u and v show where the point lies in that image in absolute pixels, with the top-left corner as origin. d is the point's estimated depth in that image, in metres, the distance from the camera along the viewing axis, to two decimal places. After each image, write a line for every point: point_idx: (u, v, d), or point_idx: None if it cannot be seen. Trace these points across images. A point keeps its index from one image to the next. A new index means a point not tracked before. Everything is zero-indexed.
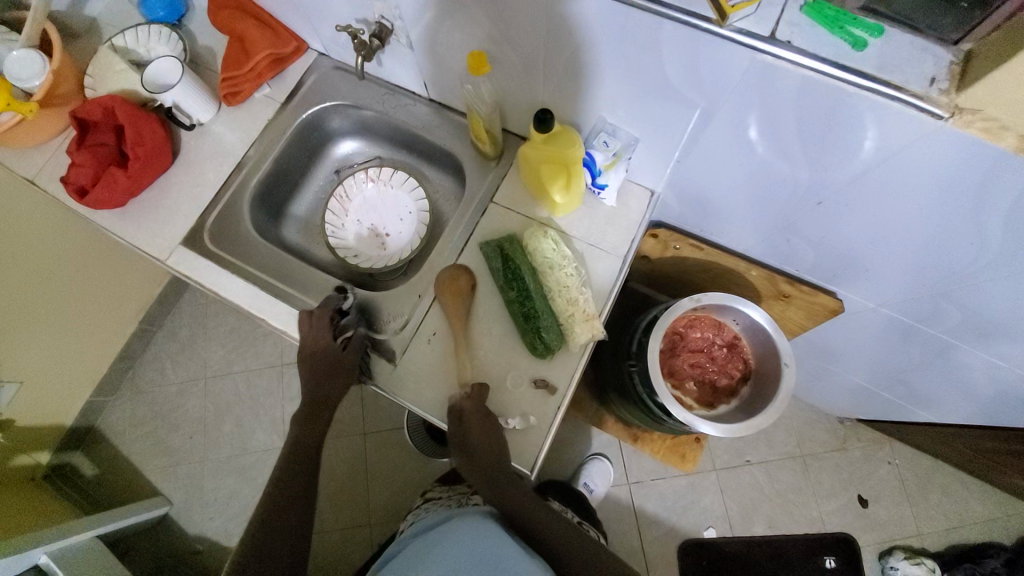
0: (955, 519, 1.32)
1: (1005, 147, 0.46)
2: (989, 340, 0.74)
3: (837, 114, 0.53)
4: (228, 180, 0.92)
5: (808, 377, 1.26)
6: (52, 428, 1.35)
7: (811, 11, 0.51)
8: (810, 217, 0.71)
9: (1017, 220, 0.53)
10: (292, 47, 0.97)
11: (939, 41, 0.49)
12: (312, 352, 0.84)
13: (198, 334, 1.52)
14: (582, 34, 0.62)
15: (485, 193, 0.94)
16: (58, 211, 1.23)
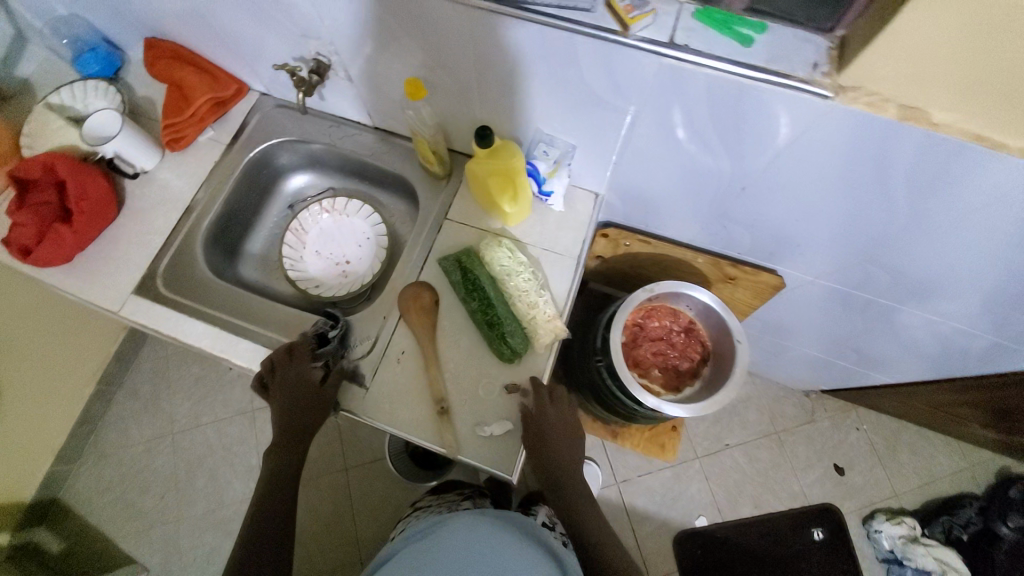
0: (904, 466, 1.49)
1: (890, 118, 0.50)
2: (914, 295, 0.80)
3: (743, 106, 0.55)
4: (177, 226, 0.87)
5: (769, 355, 1.33)
6: (12, 505, 1.30)
7: (702, 16, 0.53)
8: (738, 204, 0.73)
9: (917, 184, 0.57)
10: (233, 89, 0.93)
11: (818, 30, 0.51)
12: (288, 386, 0.73)
13: (161, 389, 1.50)
14: (495, 54, 0.63)
15: (438, 212, 0.86)
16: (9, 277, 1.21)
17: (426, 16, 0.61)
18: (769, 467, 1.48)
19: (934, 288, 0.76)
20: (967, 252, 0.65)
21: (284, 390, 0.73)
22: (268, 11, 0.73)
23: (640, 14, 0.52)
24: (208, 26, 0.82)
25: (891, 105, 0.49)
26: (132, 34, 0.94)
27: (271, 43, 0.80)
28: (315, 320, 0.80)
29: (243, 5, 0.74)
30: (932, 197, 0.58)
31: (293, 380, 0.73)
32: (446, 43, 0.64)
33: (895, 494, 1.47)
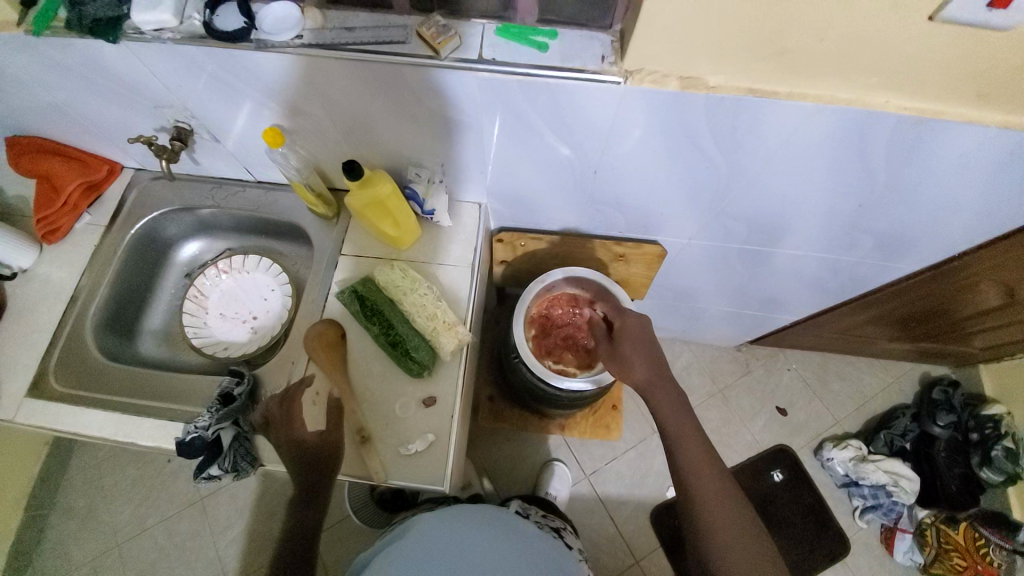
0: (838, 393, 1.60)
1: (674, 89, 0.58)
2: (772, 235, 0.90)
3: (559, 102, 0.63)
4: (64, 318, 0.85)
5: (691, 319, 1.42)
6: None
7: (501, 32, 0.61)
8: (598, 186, 0.81)
9: (721, 140, 0.66)
10: (105, 170, 0.93)
11: (601, 28, 0.60)
12: (285, 436, 0.72)
13: (97, 501, 1.40)
14: (339, 95, 0.68)
15: (331, 248, 0.88)
16: None
17: (265, 72, 0.66)
18: (721, 424, 1.56)
19: (784, 225, 0.87)
20: (789, 188, 0.76)
21: (287, 437, 0.72)
22: (118, 92, 0.75)
23: (445, 39, 0.59)
24: (65, 115, 0.82)
25: (672, 79, 0.58)
26: None
27: (131, 119, 0.82)
28: (220, 380, 0.80)
29: (91, 89, 0.75)
30: (738, 148, 0.67)
31: (292, 429, 0.72)
32: (293, 92, 0.69)
33: (836, 421, 1.57)
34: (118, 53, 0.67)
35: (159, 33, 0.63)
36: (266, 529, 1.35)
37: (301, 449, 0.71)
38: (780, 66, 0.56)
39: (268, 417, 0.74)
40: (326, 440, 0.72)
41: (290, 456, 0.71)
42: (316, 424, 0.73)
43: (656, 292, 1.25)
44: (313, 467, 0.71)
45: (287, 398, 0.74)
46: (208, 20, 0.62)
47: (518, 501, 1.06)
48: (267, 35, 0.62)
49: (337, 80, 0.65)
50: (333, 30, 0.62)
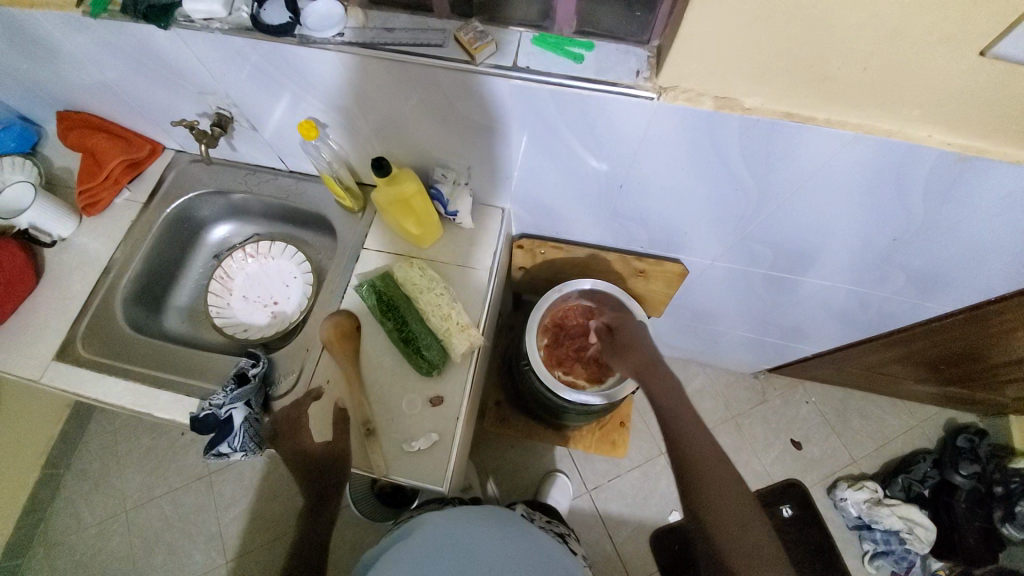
0: (856, 432, 1.55)
1: (708, 109, 0.58)
2: (799, 263, 0.88)
3: (589, 114, 0.63)
4: (96, 288, 0.88)
5: (709, 341, 1.39)
6: None
7: (538, 41, 0.61)
8: (623, 200, 0.80)
9: (752, 163, 0.65)
10: (147, 149, 0.96)
11: (639, 43, 0.60)
12: (294, 445, 0.75)
13: (110, 467, 1.44)
14: (374, 93, 0.69)
15: (355, 242, 0.90)
16: None
17: (305, 66, 0.67)
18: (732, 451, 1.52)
19: (811, 254, 0.85)
20: (820, 216, 0.74)
21: (296, 447, 0.75)
22: (166, 76, 0.78)
23: (481, 44, 0.59)
24: (115, 94, 0.86)
25: (706, 99, 0.58)
26: (43, 110, 0.96)
27: (175, 103, 0.85)
28: (237, 360, 0.82)
29: (142, 72, 0.78)
30: (770, 173, 0.66)
31: (300, 440, 0.75)
32: (330, 87, 0.71)
33: (853, 460, 1.52)
34: (169, 39, 0.69)
35: (208, 23, 0.66)
36: (268, 511, 1.38)
37: (308, 458, 0.74)
38: (819, 92, 0.55)
39: (278, 427, 0.77)
40: (332, 447, 0.73)
41: (298, 464, 0.74)
42: (322, 434, 0.76)
43: (674, 311, 1.24)
44: (319, 474, 0.72)
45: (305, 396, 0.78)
46: (256, 13, 0.64)
47: (523, 505, 1.07)
48: (310, 31, 0.63)
49: (373, 78, 0.66)
50: (374, 29, 0.63)
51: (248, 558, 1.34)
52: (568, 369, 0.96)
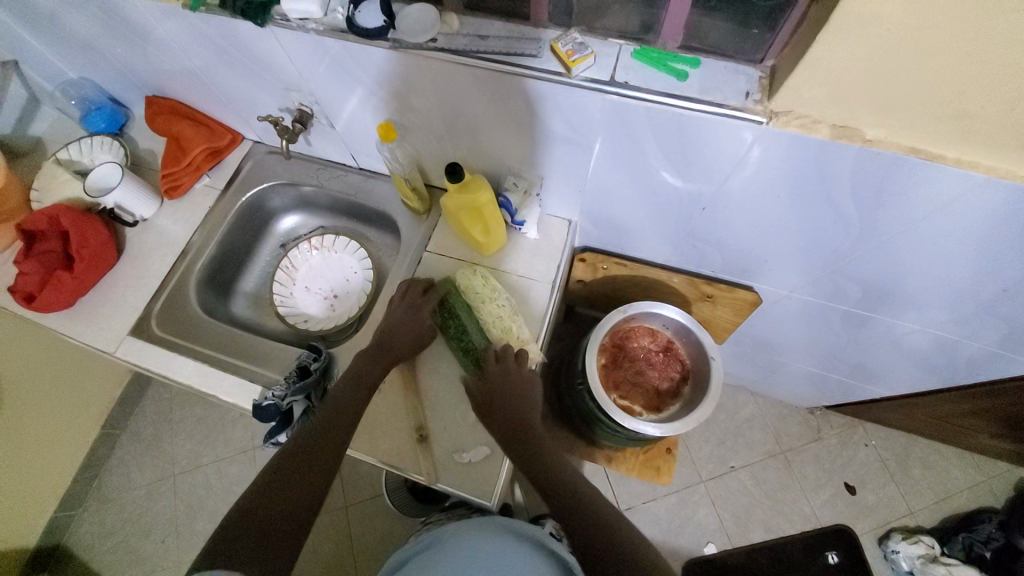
0: (917, 481, 1.44)
1: (823, 137, 0.53)
2: (887, 303, 0.81)
3: (685, 133, 0.59)
4: (173, 268, 0.92)
5: (765, 371, 1.33)
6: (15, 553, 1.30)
7: (639, 55, 0.58)
8: (702, 222, 0.77)
9: (861, 198, 0.60)
10: (227, 139, 0.99)
11: (750, 63, 0.56)
12: (351, 384, 0.74)
13: (163, 432, 1.51)
14: (460, 99, 0.68)
15: (419, 244, 0.90)
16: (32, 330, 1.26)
17: (394, 69, 0.67)
18: (778, 488, 1.44)
19: (905, 295, 0.78)
20: (924, 258, 0.68)
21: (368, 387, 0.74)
22: (255, 70, 0.80)
23: (580, 56, 0.57)
24: (205, 84, 0.89)
25: (822, 126, 0.53)
26: (134, 94, 1.00)
27: (258, 95, 0.87)
28: (299, 353, 0.83)
29: (231, 63, 0.80)
30: (878, 208, 0.61)
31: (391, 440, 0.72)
32: (415, 92, 0.70)
33: (911, 511, 1.41)
34: (262, 35, 0.70)
35: (304, 22, 0.66)
36: None
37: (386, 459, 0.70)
38: (955, 129, 0.49)
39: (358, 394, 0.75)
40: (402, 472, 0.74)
41: (347, 402, 0.72)
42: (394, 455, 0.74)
43: (734, 338, 1.18)
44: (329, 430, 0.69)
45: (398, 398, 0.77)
46: (352, 15, 0.64)
47: (553, 524, 1.05)
48: (402, 35, 0.63)
49: (463, 83, 0.65)
50: (466, 36, 0.62)
51: None
52: (613, 378, 0.93)
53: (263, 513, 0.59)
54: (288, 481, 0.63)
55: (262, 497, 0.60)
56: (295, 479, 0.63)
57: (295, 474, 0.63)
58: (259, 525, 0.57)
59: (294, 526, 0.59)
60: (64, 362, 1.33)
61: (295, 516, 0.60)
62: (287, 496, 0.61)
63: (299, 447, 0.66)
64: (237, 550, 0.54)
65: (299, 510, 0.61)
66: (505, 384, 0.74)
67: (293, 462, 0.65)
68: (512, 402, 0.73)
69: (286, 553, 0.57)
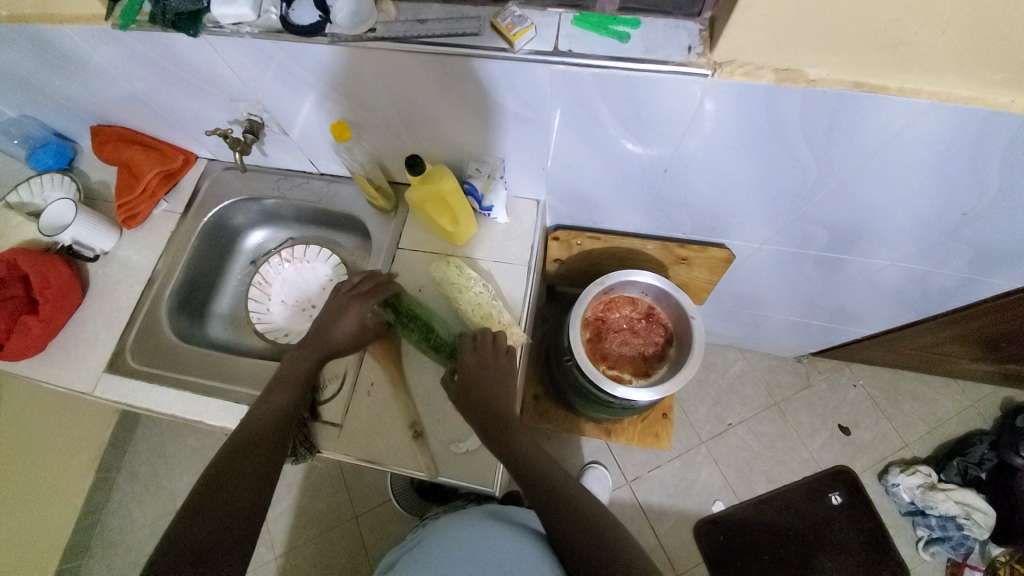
0: (908, 414, 1.49)
1: (769, 82, 0.54)
2: (854, 242, 0.83)
3: (634, 95, 0.59)
4: (142, 297, 0.90)
5: (749, 327, 1.35)
6: None
7: (579, 22, 0.58)
8: (665, 185, 0.77)
9: (814, 140, 0.61)
10: (180, 161, 0.96)
11: (689, 17, 0.56)
12: (296, 381, 0.75)
13: (161, 468, 1.49)
14: (407, 89, 0.67)
15: (390, 242, 0.89)
16: (11, 382, 1.22)
17: (338, 66, 0.65)
18: (777, 439, 1.47)
19: (870, 233, 0.80)
20: (884, 192, 0.69)
21: (310, 381, 0.75)
22: (197, 85, 0.78)
23: (520, 29, 0.56)
24: (149, 106, 0.86)
25: (765, 72, 0.54)
26: (79, 126, 0.97)
27: (205, 110, 0.84)
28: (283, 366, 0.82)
29: (172, 81, 0.78)
30: (830, 148, 0.62)
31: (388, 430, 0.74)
32: (363, 88, 0.69)
33: (904, 444, 1.46)
34: (198, 47, 0.68)
35: (238, 27, 0.64)
36: (312, 507, 1.40)
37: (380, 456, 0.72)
38: (893, 58, 0.50)
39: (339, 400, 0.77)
40: (403, 469, 0.74)
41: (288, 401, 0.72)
42: (390, 454, 0.74)
43: (716, 298, 1.20)
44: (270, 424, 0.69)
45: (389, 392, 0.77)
46: (285, 14, 0.62)
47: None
48: (339, 29, 0.61)
49: (408, 71, 0.63)
50: (404, 23, 0.61)
51: (297, 555, 1.36)
52: (598, 349, 0.93)
53: (213, 512, 0.59)
54: (234, 475, 0.63)
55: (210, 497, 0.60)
56: (243, 473, 0.63)
57: (242, 471, 0.63)
58: (213, 523, 0.58)
59: (248, 517, 0.61)
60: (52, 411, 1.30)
61: (251, 509, 0.61)
62: (239, 492, 0.62)
63: (241, 445, 0.66)
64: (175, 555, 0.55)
65: (253, 501, 0.62)
66: (482, 374, 0.73)
67: (236, 460, 0.64)
68: (489, 391, 0.72)
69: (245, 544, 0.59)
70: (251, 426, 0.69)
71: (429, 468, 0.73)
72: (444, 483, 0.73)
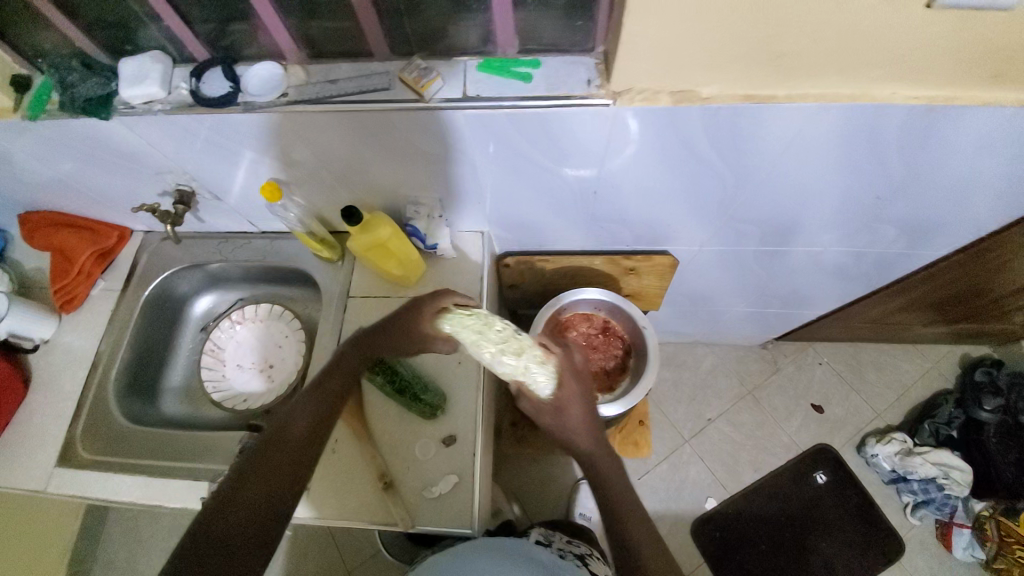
0: (874, 384, 1.54)
1: (667, 104, 0.57)
2: (786, 235, 0.87)
3: (547, 128, 0.62)
4: (88, 382, 0.87)
5: (711, 322, 1.38)
6: None
7: (483, 68, 0.60)
8: (599, 204, 0.80)
9: (723, 149, 0.64)
10: (115, 237, 0.95)
11: (586, 51, 0.59)
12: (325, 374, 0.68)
13: (136, 553, 1.41)
14: (332, 145, 0.68)
15: (340, 292, 0.88)
16: None
17: (257, 131, 0.66)
18: (756, 427, 1.50)
19: (797, 225, 0.84)
20: (800, 188, 0.73)
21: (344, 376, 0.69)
22: (121, 163, 0.77)
23: (427, 81, 0.59)
24: (74, 188, 0.85)
25: (662, 96, 0.57)
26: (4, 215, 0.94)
27: (132, 186, 0.83)
28: (240, 435, 0.80)
29: (95, 162, 0.77)
30: (740, 155, 0.65)
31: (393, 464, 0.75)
32: (288, 148, 0.70)
33: (876, 413, 1.51)
34: (113, 127, 0.68)
35: (150, 105, 0.65)
36: (301, 571, 1.35)
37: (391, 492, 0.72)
38: (773, 71, 0.54)
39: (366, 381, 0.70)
40: (377, 523, 0.72)
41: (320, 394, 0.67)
42: (361, 510, 0.73)
43: (673, 300, 1.22)
44: (302, 423, 0.65)
45: (352, 447, 0.76)
46: (196, 88, 0.63)
47: (539, 529, 1.03)
48: (252, 97, 0.62)
49: (328, 128, 0.64)
50: (316, 84, 0.62)
51: None
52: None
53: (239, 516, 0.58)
54: (261, 476, 0.61)
55: (219, 515, 0.58)
56: (265, 477, 0.61)
57: (266, 474, 0.61)
58: (230, 533, 0.57)
59: (264, 535, 0.59)
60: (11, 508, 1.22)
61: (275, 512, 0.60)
62: (256, 505, 0.59)
63: (265, 447, 0.63)
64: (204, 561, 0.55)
65: (276, 510, 0.60)
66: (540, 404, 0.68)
67: (260, 462, 0.62)
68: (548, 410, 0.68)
69: (252, 573, 0.56)
70: (276, 423, 0.65)
71: (405, 520, 0.72)
72: (422, 532, 0.72)
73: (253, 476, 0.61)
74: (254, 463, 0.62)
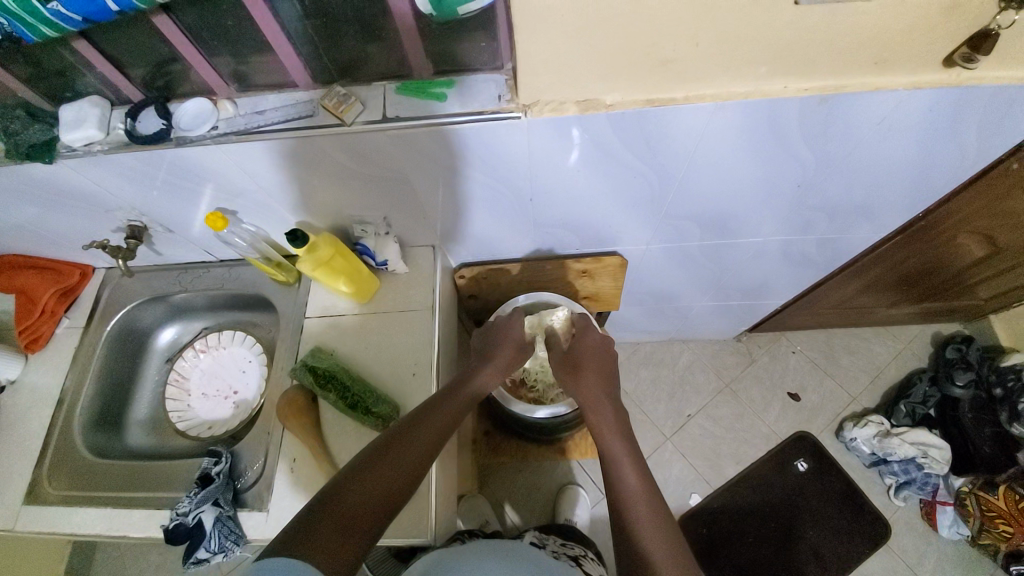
0: (849, 369, 1.56)
1: (575, 112, 0.60)
2: (727, 228, 0.90)
3: (467, 143, 0.65)
4: (52, 419, 0.88)
5: (680, 318, 1.41)
6: None
7: (402, 90, 0.64)
8: (540, 211, 0.82)
9: (640, 151, 0.67)
10: (77, 275, 0.96)
11: (497, 69, 0.63)
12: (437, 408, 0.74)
13: None
14: (269, 172, 0.71)
15: (295, 313, 0.90)
16: None
17: (195, 163, 0.69)
18: (735, 420, 1.51)
19: (734, 218, 0.87)
20: (725, 181, 0.76)
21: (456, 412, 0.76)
22: (73, 204, 0.80)
23: (347, 106, 0.62)
24: (31, 230, 0.87)
25: (569, 105, 0.60)
26: None
27: (87, 225, 0.86)
28: (201, 462, 0.81)
29: (48, 204, 0.80)
30: (657, 155, 0.68)
31: None
32: (229, 178, 0.73)
33: (852, 397, 1.53)
34: (59, 169, 0.71)
35: (90, 146, 0.67)
36: None
37: None
38: (666, 75, 0.57)
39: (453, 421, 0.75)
40: None
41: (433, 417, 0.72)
42: None
43: (637, 299, 1.25)
44: (416, 434, 0.69)
45: (310, 465, 0.77)
46: (132, 128, 0.66)
47: (532, 533, 1.04)
48: (184, 131, 0.65)
49: (261, 155, 0.67)
50: (245, 116, 0.66)
51: None
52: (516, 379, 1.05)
53: (351, 501, 0.58)
54: (377, 471, 0.63)
55: (341, 495, 0.58)
56: (379, 474, 0.63)
57: (379, 471, 0.63)
58: (342, 509, 0.56)
59: (365, 525, 0.57)
60: (3, 556, 1.20)
61: (379, 511, 0.59)
62: (365, 493, 0.59)
63: (384, 447, 0.66)
64: (317, 529, 0.53)
65: (380, 509, 0.60)
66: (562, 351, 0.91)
67: (377, 459, 0.64)
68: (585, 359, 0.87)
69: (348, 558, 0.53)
70: (395, 429, 0.70)
71: None
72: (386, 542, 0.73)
73: (371, 471, 0.62)
74: (374, 458, 0.65)
